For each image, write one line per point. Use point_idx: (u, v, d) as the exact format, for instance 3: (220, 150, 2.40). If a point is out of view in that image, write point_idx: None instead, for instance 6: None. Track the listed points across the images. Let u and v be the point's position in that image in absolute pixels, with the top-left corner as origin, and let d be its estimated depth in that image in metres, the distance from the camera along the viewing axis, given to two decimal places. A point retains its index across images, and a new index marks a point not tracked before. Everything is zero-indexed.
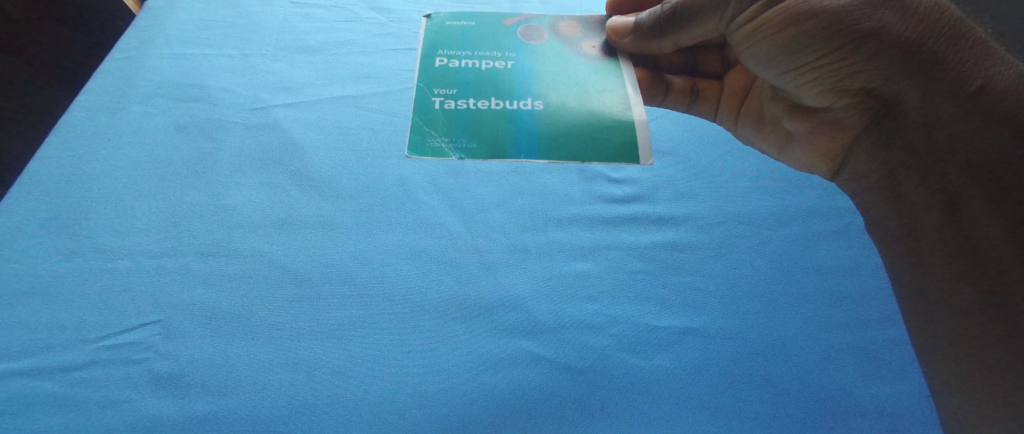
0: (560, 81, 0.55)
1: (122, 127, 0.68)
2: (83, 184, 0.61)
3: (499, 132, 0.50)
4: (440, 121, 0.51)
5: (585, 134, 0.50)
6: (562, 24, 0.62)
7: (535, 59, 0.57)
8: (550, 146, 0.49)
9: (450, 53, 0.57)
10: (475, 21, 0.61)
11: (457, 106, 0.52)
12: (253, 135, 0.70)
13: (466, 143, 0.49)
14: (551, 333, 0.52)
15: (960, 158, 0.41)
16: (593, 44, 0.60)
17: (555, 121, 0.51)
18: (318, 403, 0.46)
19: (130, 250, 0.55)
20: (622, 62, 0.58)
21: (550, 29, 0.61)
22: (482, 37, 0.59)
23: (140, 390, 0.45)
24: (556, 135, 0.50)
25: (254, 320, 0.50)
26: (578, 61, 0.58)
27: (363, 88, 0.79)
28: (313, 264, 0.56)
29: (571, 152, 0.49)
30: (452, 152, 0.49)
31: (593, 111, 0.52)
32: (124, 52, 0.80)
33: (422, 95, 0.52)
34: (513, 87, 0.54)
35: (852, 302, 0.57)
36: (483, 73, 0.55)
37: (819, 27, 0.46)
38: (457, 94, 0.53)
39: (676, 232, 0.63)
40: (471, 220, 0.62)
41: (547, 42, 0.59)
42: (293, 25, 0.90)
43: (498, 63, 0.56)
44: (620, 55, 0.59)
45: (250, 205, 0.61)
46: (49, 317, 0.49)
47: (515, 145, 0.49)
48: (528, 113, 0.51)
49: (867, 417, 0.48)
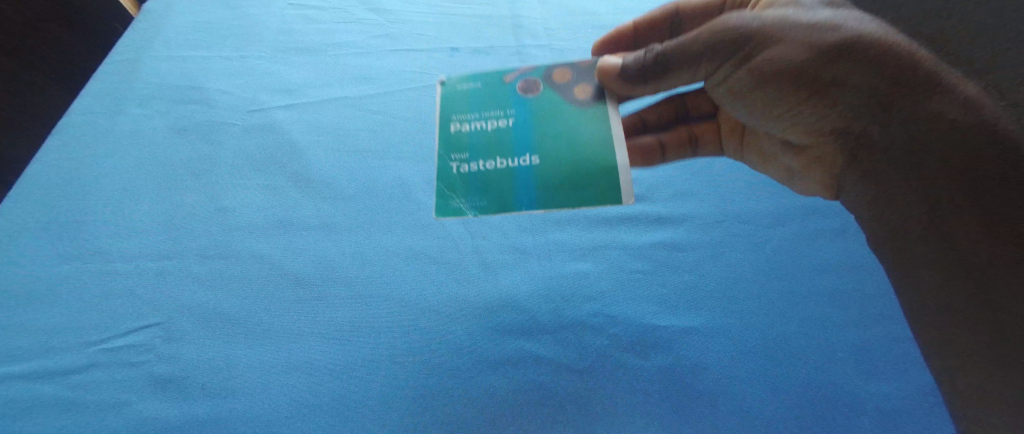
0: (557, 129, 0.52)
1: (121, 130, 0.68)
2: (83, 187, 0.61)
3: (508, 189, 0.49)
4: (457, 182, 0.51)
5: (589, 184, 0.49)
6: (555, 72, 0.56)
7: (532, 110, 0.54)
8: (560, 198, 0.48)
9: (460, 116, 0.55)
10: (476, 79, 0.58)
11: (470, 168, 0.51)
12: (252, 137, 0.70)
13: (481, 201, 0.49)
14: (549, 333, 0.52)
15: (939, 155, 0.44)
16: (585, 86, 0.55)
17: (560, 170, 0.50)
18: (319, 403, 0.46)
19: (131, 252, 0.55)
20: (611, 106, 0.54)
21: (544, 80, 0.56)
22: (480, 98, 0.56)
23: (141, 392, 0.45)
24: (562, 186, 0.49)
25: (254, 321, 0.51)
26: (567, 107, 0.54)
27: (362, 90, 0.79)
28: (313, 265, 0.56)
29: (581, 199, 0.48)
30: (471, 212, 0.49)
31: (594, 157, 0.50)
32: (123, 55, 0.81)
33: (442, 116, 0.55)
34: (512, 142, 0.52)
35: (854, 300, 0.57)
36: (488, 136, 0.53)
37: (795, 74, 0.48)
38: (469, 157, 0.52)
39: (675, 231, 0.63)
40: (469, 220, 0.62)
41: (542, 95, 0.55)
42: (291, 26, 0.90)
43: (498, 122, 0.54)
44: (610, 96, 0.54)
45: (250, 207, 0.61)
46: (50, 320, 0.50)
47: (524, 201, 0.48)
48: (528, 169, 0.50)
49: (867, 415, 0.48)
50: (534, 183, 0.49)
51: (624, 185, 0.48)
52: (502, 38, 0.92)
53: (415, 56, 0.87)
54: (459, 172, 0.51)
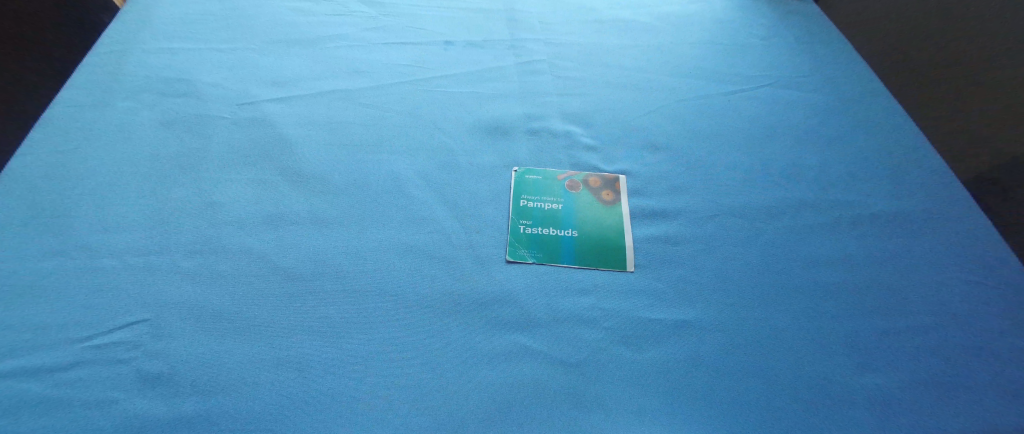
0: (592, 209, 0.65)
1: (108, 123, 0.67)
2: (68, 181, 0.60)
3: (557, 250, 0.59)
4: (519, 238, 0.60)
5: (609, 251, 0.60)
6: (591, 180, 0.68)
7: (575, 190, 0.67)
8: (591, 260, 0.59)
9: (527, 196, 0.65)
10: (541, 175, 0.68)
11: (531, 230, 0.61)
12: (242, 130, 0.69)
13: (539, 254, 0.59)
14: (544, 327, 0.52)
15: None
16: (608, 187, 0.67)
17: (592, 241, 0.61)
18: (309, 399, 0.45)
19: (119, 247, 0.54)
20: (621, 195, 0.67)
21: (579, 188, 0.67)
22: (541, 190, 0.66)
23: (127, 390, 0.44)
24: (594, 252, 0.60)
25: (245, 316, 0.50)
26: (596, 193, 0.67)
27: (355, 83, 0.78)
28: (305, 260, 0.55)
29: (605, 262, 0.59)
30: (530, 259, 0.58)
31: (614, 232, 0.62)
32: (109, 46, 0.79)
33: (514, 190, 0.66)
34: (560, 216, 0.64)
35: (846, 293, 0.57)
36: (543, 209, 0.64)
37: None
38: (529, 220, 0.62)
39: (669, 225, 0.63)
40: (463, 215, 0.62)
41: (581, 191, 0.67)
42: (282, 18, 0.89)
43: (553, 205, 0.65)
44: (620, 191, 0.67)
45: (240, 201, 0.60)
46: (33, 316, 0.48)
47: (568, 258, 0.59)
48: (571, 238, 0.61)
49: (863, 407, 0.48)
50: (575, 249, 0.60)
51: (630, 255, 0.60)
52: (496, 32, 0.92)
53: (409, 49, 0.86)
54: (524, 232, 0.61)
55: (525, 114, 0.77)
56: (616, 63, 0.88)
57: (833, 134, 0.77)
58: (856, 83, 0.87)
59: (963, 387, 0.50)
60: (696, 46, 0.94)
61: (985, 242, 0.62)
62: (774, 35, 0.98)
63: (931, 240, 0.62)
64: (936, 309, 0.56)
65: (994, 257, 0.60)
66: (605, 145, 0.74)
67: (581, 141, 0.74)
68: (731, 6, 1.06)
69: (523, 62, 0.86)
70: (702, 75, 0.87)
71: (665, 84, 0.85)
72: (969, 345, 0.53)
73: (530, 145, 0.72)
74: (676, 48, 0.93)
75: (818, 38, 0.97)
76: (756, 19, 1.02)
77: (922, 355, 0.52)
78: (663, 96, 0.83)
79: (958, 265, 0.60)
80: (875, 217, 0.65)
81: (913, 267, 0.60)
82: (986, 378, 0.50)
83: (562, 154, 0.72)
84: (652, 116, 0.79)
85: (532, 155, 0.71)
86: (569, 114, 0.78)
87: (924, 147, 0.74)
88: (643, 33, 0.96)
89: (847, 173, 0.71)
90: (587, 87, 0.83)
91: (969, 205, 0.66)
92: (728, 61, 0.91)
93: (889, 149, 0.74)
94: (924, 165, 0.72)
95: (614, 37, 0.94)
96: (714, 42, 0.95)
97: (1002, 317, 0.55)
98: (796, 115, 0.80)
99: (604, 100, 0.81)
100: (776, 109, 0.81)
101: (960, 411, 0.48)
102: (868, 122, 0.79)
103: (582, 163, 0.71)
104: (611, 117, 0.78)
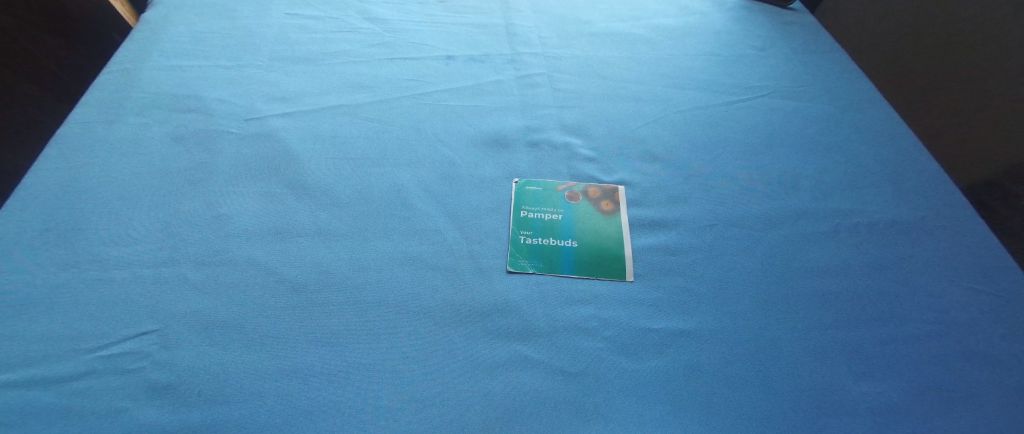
0: (590, 220, 0.66)
1: (121, 138, 0.69)
2: (80, 195, 0.61)
3: (558, 260, 0.60)
4: (522, 248, 0.61)
5: (608, 262, 0.60)
6: (591, 192, 0.69)
7: (575, 202, 0.68)
8: (589, 269, 0.60)
9: (529, 208, 0.66)
10: (542, 187, 0.69)
11: (533, 240, 0.62)
12: (250, 144, 0.71)
13: (541, 264, 0.59)
14: (545, 337, 0.53)
15: None
16: (608, 199, 0.68)
17: (592, 252, 0.62)
18: (313, 408, 0.46)
19: (129, 260, 0.56)
20: (620, 207, 0.68)
21: (578, 200, 0.68)
22: (542, 202, 0.67)
23: (136, 399, 0.45)
24: (593, 261, 0.61)
25: (250, 328, 0.51)
26: (595, 205, 0.68)
27: (358, 97, 0.80)
28: (310, 272, 0.56)
29: (603, 272, 0.59)
30: (532, 269, 0.59)
31: (613, 243, 0.63)
32: (121, 64, 0.81)
33: (515, 200, 0.67)
34: (561, 227, 0.65)
35: (845, 302, 0.57)
36: (544, 221, 0.65)
37: None
38: (531, 231, 0.63)
39: (667, 235, 0.64)
40: (464, 226, 0.63)
41: (581, 203, 0.68)
42: (288, 36, 0.92)
43: (553, 217, 0.66)
44: (619, 203, 0.68)
45: (247, 214, 0.62)
46: (43, 329, 0.49)
47: (568, 269, 0.59)
48: (571, 250, 0.62)
49: (861, 415, 0.48)
50: (575, 258, 0.61)
51: (630, 265, 0.60)
52: (496, 46, 0.94)
53: (410, 64, 0.88)
54: (526, 243, 0.62)
55: (525, 127, 0.78)
56: (614, 75, 0.90)
57: (829, 143, 0.78)
58: (851, 92, 0.88)
59: (965, 396, 0.50)
60: (692, 57, 0.96)
61: (986, 250, 0.62)
62: (771, 45, 0.99)
63: (928, 248, 0.63)
64: (937, 318, 0.56)
65: (994, 265, 0.61)
66: (604, 156, 0.75)
67: (580, 153, 0.75)
68: (727, 17, 1.07)
69: (522, 75, 0.88)
70: (698, 86, 0.89)
71: (662, 95, 0.86)
72: (970, 353, 0.53)
73: (529, 157, 0.73)
74: (672, 59, 0.95)
75: (814, 48, 0.99)
76: (752, 30, 1.04)
77: (921, 364, 0.52)
78: (660, 107, 0.84)
79: (958, 273, 0.60)
80: (873, 225, 0.65)
81: (912, 275, 0.60)
82: (988, 386, 0.50)
83: (561, 165, 0.73)
84: (650, 126, 0.80)
85: (532, 166, 0.72)
86: (568, 126, 0.79)
87: (923, 156, 0.75)
88: (640, 46, 0.98)
89: (842, 181, 0.71)
90: (585, 99, 0.85)
91: (969, 214, 0.67)
92: (724, 72, 0.92)
93: (887, 159, 0.75)
94: (922, 173, 0.72)
95: (612, 50, 0.96)
96: (711, 54, 0.97)
97: (1000, 325, 0.55)
98: (793, 125, 0.81)
99: (602, 111, 0.82)
100: (772, 118, 0.83)
101: (962, 421, 0.48)
102: (864, 131, 0.80)
103: (581, 173, 0.72)
104: (610, 128, 0.79)
